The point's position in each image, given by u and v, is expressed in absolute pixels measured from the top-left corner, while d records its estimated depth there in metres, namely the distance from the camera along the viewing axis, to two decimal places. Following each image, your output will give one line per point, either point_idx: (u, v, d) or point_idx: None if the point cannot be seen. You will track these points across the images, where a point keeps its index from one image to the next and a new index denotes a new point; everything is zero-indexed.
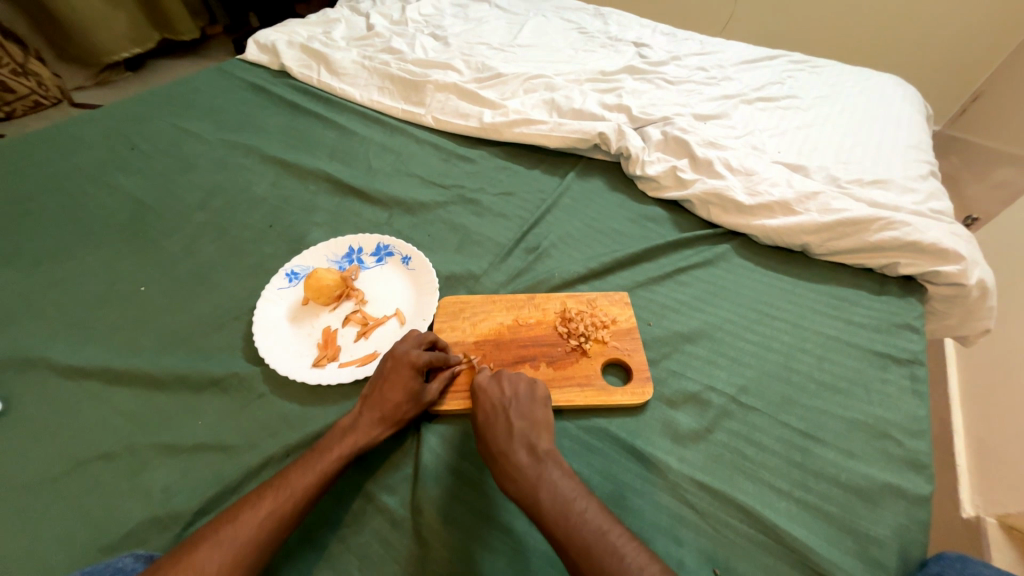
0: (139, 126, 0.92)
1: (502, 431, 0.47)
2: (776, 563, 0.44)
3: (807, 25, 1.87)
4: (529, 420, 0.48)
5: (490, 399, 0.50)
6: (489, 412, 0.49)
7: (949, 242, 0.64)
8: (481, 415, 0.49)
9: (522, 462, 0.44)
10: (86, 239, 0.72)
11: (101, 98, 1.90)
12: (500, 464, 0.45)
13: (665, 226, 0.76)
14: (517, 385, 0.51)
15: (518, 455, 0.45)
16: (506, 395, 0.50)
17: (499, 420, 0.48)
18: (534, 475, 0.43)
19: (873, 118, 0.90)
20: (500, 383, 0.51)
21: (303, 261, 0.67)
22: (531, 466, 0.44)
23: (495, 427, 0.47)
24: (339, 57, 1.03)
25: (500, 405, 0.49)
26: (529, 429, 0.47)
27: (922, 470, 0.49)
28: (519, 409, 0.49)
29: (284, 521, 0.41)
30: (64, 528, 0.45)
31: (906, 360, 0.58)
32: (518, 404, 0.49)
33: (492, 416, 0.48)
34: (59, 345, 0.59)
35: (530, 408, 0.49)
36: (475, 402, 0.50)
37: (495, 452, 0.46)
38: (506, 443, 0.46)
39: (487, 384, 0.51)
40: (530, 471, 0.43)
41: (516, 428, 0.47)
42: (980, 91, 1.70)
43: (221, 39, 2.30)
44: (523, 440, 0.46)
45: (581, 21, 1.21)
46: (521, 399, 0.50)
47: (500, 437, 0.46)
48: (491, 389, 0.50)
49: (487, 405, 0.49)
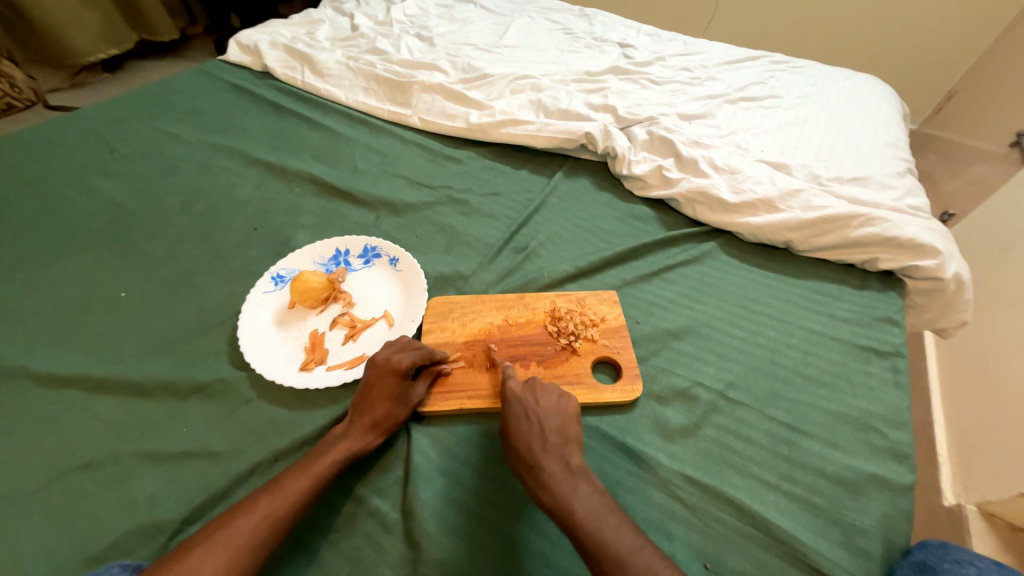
0: (117, 128, 0.90)
1: (536, 442, 0.46)
2: (766, 555, 0.44)
3: (787, 26, 1.90)
4: (562, 433, 0.47)
5: (523, 409, 0.49)
6: (523, 420, 0.48)
7: (927, 237, 0.66)
8: (513, 423, 0.48)
9: (556, 475, 0.44)
10: (64, 245, 0.70)
11: (77, 100, 1.86)
12: (533, 475, 0.44)
13: (652, 224, 0.77)
14: (550, 395, 0.50)
15: (552, 468, 0.44)
16: (539, 405, 0.49)
17: (532, 430, 0.47)
18: (569, 489, 0.43)
19: (852, 117, 0.92)
20: (533, 392, 0.50)
21: (289, 264, 0.66)
22: (565, 479, 0.44)
23: (528, 437, 0.47)
24: (323, 58, 1.02)
25: (534, 415, 0.48)
26: (563, 441, 0.46)
27: (904, 460, 0.50)
28: (552, 421, 0.48)
29: (279, 527, 0.41)
30: (45, 541, 0.44)
31: (887, 353, 0.60)
32: (551, 416, 0.48)
33: (526, 426, 0.47)
34: (36, 353, 0.57)
35: (563, 421, 0.48)
36: (506, 410, 0.49)
37: (528, 463, 0.45)
38: (540, 454, 0.45)
39: (520, 392, 0.50)
40: (564, 485, 0.43)
41: (551, 441, 0.46)
42: (954, 90, 1.75)
43: (202, 40, 2.26)
44: (557, 453, 0.45)
45: (566, 22, 1.22)
46: (555, 411, 0.49)
47: (534, 447, 0.46)
48: (525, 399, 0.49)
49: (520, 414, 0.48)
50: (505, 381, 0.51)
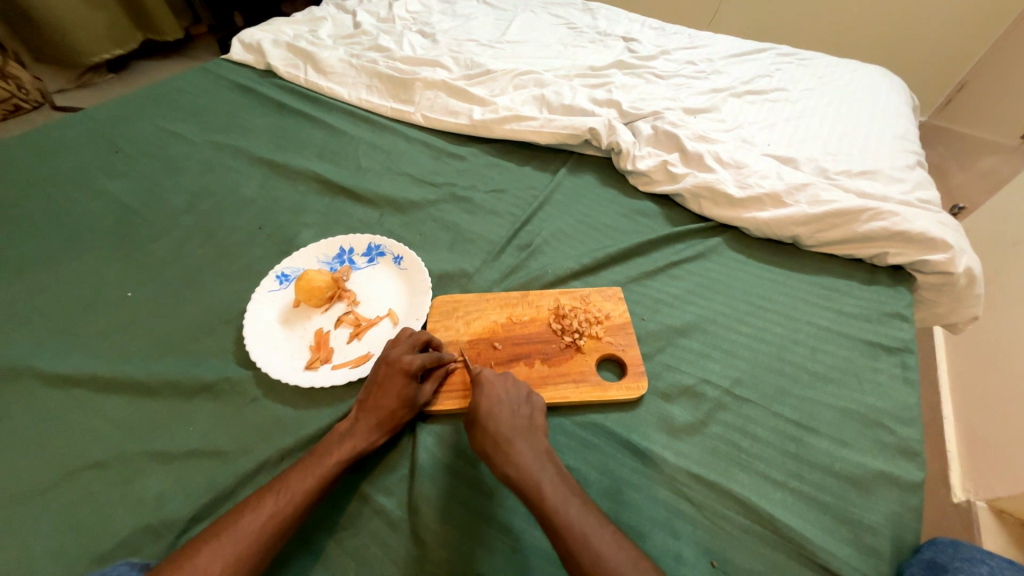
0: (122, 128, 0.91)
1: (506, 424, 0.46)
2: (773, 554, 0.44)
3: (794, 18, 1.88)
4: (530, 420, 0.48)
5: (494, 393, 0.49)
6: (493, 402, 0.48)
7: (937, 231, 0.65)
8: (482, 404, 0.48)
9: (525, 456, 0.44)
10: (70, 245, 0.71)
11: (83, 100, 1.87)
12: (502, 456, 0.44)
13: (657, 220, 0.76)
14: (520, 384, 0.51)
15: (521, 449, 0.44)
16: (509, 392, 0.50)
17: (502, 413, 0.47)
18: (538, 470, 0.43)
19: (860, 109, 0.91)
20: (504, 379, 0.51)
21: (294, 262, 0.66)
22: (534, 460, 0.44)
23: (498, 418, 0.47)
24: (326, 56, 1.02)
25: (504, 400, 0.48)
26: (531, 427, 0.47)
27: (914, 457, 0.50)
28: (521, 407, 0.48)
29: (285, 525, 0.41)
30: (56, 539, 0.44)
31: (896, 348, 0.59)
32: (520, 404, 0.49)
33: (496, 408, 0.47)
34: (44, 353, 0.58)
35: (532, 409, 0.49)
36: (476, 391, 0.49)
37: (497, 444, 0.45)
38: (510, 435, 0.45)
39: (491, 378, 0.50)
40: (533, 466, 0.43)
41: (520, 426, 0.46)
42: (965, 81, 1.72)
43: (206, 39, 2.26)
44: (525, 437, 0.46)
45: (569, 16, 1.21)
46: (524, 400, 0.49)
47: (503, 429, 0.46)
48: (496, 384, 0.50)
49: (490, 396, 0.48)
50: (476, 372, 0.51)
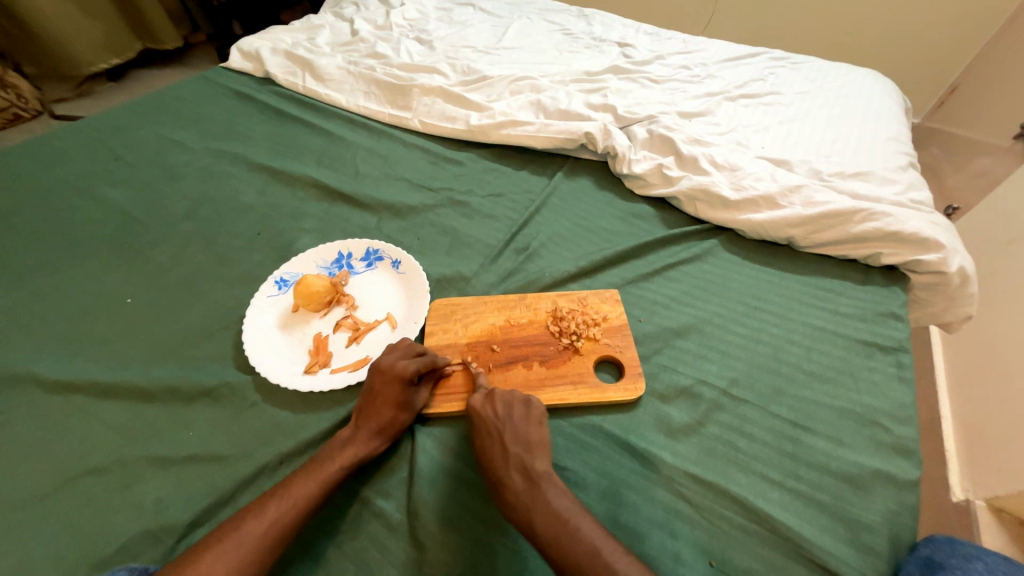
0: (122, 136, 0.91)
1: (497, 456, 0.46)
2: (771, 553, 0.44)
3: (787, 23, 1.90)
4: (524, 442, 0.47)
5: (484, 422, 0.49)
6: (484, 433, 0.48)
7: (930, 231, 0.66)
8: (476, 436, 0.49)
9: (517, 485, 0.44)
10: (71, 252, 0.71)
11: (83, 109, 1.88)
12: (496, 488, 0.45)
13: (653, 223, 0.77)
14: (513, 402, 0.50)
15: (514, 480, 0.45)
16: (500, 416, 0.49)
17: (493, 442, 0.47)
18: (530, 498, 0.43)
19: (853, 112, 0.92)
20: (494, 403, 0.50)
21: (293, 267, 0.67)
22: (528, 490, 0.44)
23: (490, 450, 0.47)
24: (324, 63, 1.03)
25: (495, 427, 0.48)
26: (526, 450, 0.46)
27: (910, 456, 0.50)
28: (514, 431, 0.48)
29: (288, 530, 0.41)
30: (56, 545, 0.44)
31: (891, 348, 0.59)
32: (512, 425, 0.48)
33: (487, 439, 0.48)
34: (44, 360, 0.58)
35: (525, 429, 0.48)
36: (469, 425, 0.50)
37: (492, 476, 0.46)
38: (501, 467, 0.46)
39: (482, 404, 0.50)
40: (525, 496, 0.43)
41: (511, 453, 0.46)
42: (957, 83, 1.74)
43: (205, 48, 2.28)
44: (519, 464, 0.45)
45: (565, 22, 1.22)
46: (517, 419, 0.48)
47: (495, 459, 0.46)
48: (486, 410, 0.49)
49: (481, 428, 0.48)
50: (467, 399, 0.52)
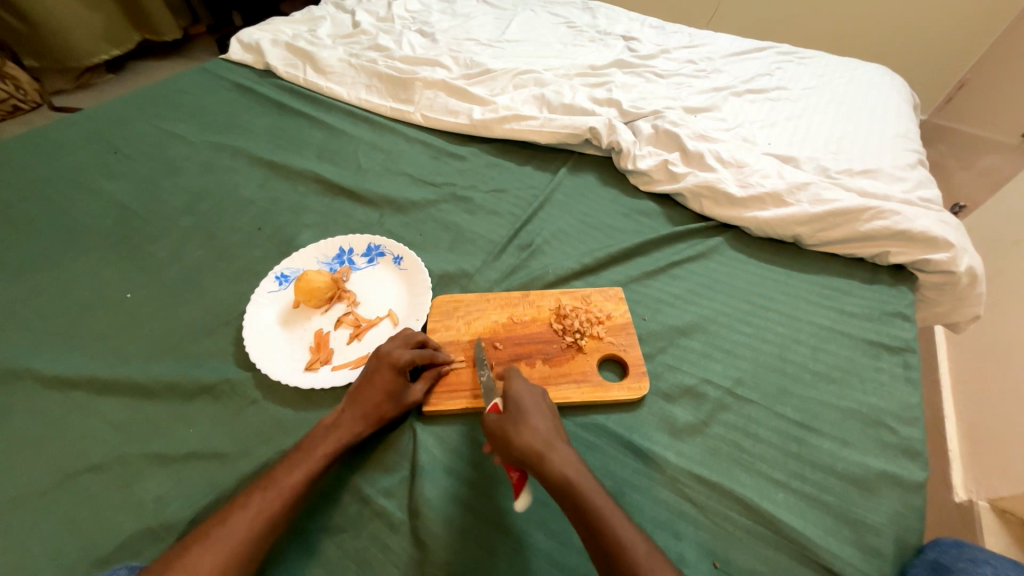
0: (121, 129, 0.90)
1: (550, 430, 0.45)
2: (776, 554, 0.44)
3: (793, 17, 1.87)
4: (562, 432, 0.46)
5: (532, 400, 0.47)
6: (534, 407, 0.46)
7: (939, 230, 0.65)
8: (525, 408, 0.46)
9: (574, 463, 0.42)
10: (70, 246, 0.71)
11: (82, 101, 1.87)
12: (551, 461, 0.42)
13: (658, 220, 0.76)
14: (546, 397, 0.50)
15: (569, 457, 0.43)
16: (542, 401, 0.48)
17: (544, 419, 0.45)
18: (586, 478, 0.42)
19: (861, 108, 0.91)
20: (534, 389, 0.49)
21: (293, 263, 0.66)
22: (581, 470, 0.42)
23: (542, 423, 0.45)
24: (325, 55, 1.01)
25: (543, 408, 0.47)
26: (566, 439, 0.46)
27: (916, 457, 0.49)
28: (555, 418, 0.47)
29: (273, 521, 0.41)
30: (56, 542, 0.44)
31: (898, 348, 0.59)
32: (554, 414, 0.48)
33: (537, 414, 0.46)
34: (43, 355, 0.58)
35: (559, 422, 0.48)
36: (517, 396, 0.47)
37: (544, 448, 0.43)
38: (557, 441, 0.44)
39: (524, 384, 0.49)
40: (582, 476, 0.42)
41: (560, 435, 0.45)
42: (966, 79, 1.72)
43: (204, 39, 2.26)
44: (567, 446, 0.44)
45: (569, 15, 1.20)
46: (554, 411, 0.48)
47: (548, 434, 0.44)
48: (530, 391, 0.48)
49: (531, 404, 0.47)
50: (506, 376, 0.50)
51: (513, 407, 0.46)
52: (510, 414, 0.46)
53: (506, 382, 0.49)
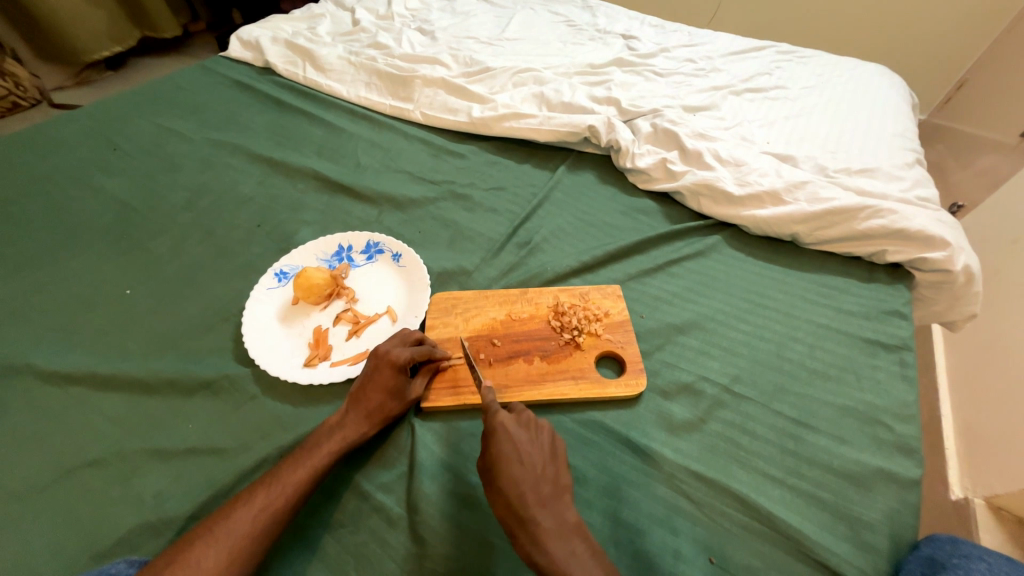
0: (120, 125, 0.90)
1: (530, 490, 0.42)
2: (772, 550, 0.44)
3: (793, 17, 1.88)
4: (553, 482, 0.44)
5: (516, 450, 0.44)
6: (516, 464, 0.43)
7: (936, 229, 0.65)
8: (504, 466, 0.43)
9: (552, 533, 0.40)
10: (69, 242, 0.71)
11: (82, 98, 1.87)
12: (526, 531, 0.40)
13: (657, 218, 0.76)
14: (542, 437, 0.46)
15: (547, 524, 0.41)
16: (531, 446, 0.45)
17: (526, 478, 0.42)
18: (566, 551, 0.39)
19: (860, 107, 0.91)
20: (527, 431, 0.46)
21: (293, 260, 0.66)
22: (561, 537, 0.40)
23: (522, 485, 0.42)
24: (324, 53, 1.01)
25: (528, 460, 0.44)
26: (556, 492, 0.43)
27: (912, 455, 0.50)
28: (544, 467, 0.44)
29: (277, 518, 0.41)
30: (54, 537, 0.44)
31: (894, 346, 0.59)
32: (543, 461, 0.44)
33: (516, 470, 0.43)
34: (42, 351, 0.58)
35: (554, 467, 0.45)
36: (497, 447, 0.44)
37: (521, 516, 0.41)
38: (535, 508, 0.41)
39: (514, 427, 0.46)
40: (562, 547, 0.40)
41: (544, 492, 0.42)
42: (964, 79, 1.73)
43: (204, 37, 2.25)
44: (551, 505, 0.42)
45: (569, 14, 1.21)
46: (546, 455, 0.45)
47: (527, 498, 0.42)
48: (520, 438, 0.45)
49: (513, 455, 0.44)
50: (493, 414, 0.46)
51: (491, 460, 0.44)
52: (487, 470, 0.44)
53: (491, 421, 0.46)
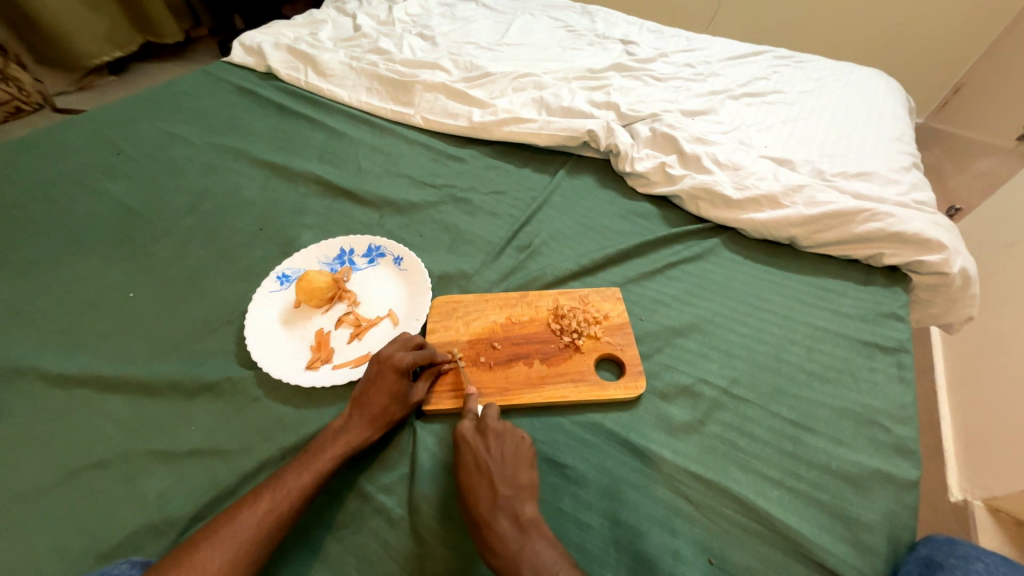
0: (124, 130, 0.91)
1: (484, 495, 0.43)
2: (770, 551, 0.44)
3: (790, 22, 1.89)
4: (513, 484, 0.44)
5: (473, 457, 0.46)
6: (471, 471, 0.45)
7: (932, 232, 0.66)
8: (461, 474, 0.45)
9: (505, 534, 0.41)
10: (73, 247, 0.71)
11: (85, 103, 1.87)
12: (480, 533, 0.41)
13: (655, 222, 0.77)
14: (502, 439, 0.47)
15: (501, 526, 0.41)
16: (489, 452, 0.46)
17: (481, 483, 0.44)
18: (518, 550, 0.40)
19: (856, 111, 0.92)
20: (486, 437, 0.47)
21: (294, 263, 0.67)
22: (515, 538, 0.41)
23: (477, 490, 0.44)
24: (326, 58, 1.02)
25: (485, 465, 0.45)
26: (514, 493, 0.44)
27: (909, 456, 0.50)
28: (503, 470, 0.45)
29: (282, 520, 0.42)
30: (58, 539, 0.44)
31: (892, 348, 0.59)
32: (501, 465, 0.45)
33: (470, 476, 0.45)
34: (47, 354, 0.58)
35: (515, 469, 0.45)
36: (457, 457, 0.47)
37: (477, 518, 0.42)
38: (489, 511, 0.42)
39: (471, 436, 0.47)
40: (513, 546, 0.40)
41: (500, 494, 0.43)
42: (961, 83, 1.74)
43: (206, 42, 2.27)
44: (507, 507, 0.43)
45: (568, 19, 1.22)
46: (505, 458, 0.46)
47: (481, 502, 0.43)
48: (477, 445, 0.47)
49: (470, 463, 0.45)
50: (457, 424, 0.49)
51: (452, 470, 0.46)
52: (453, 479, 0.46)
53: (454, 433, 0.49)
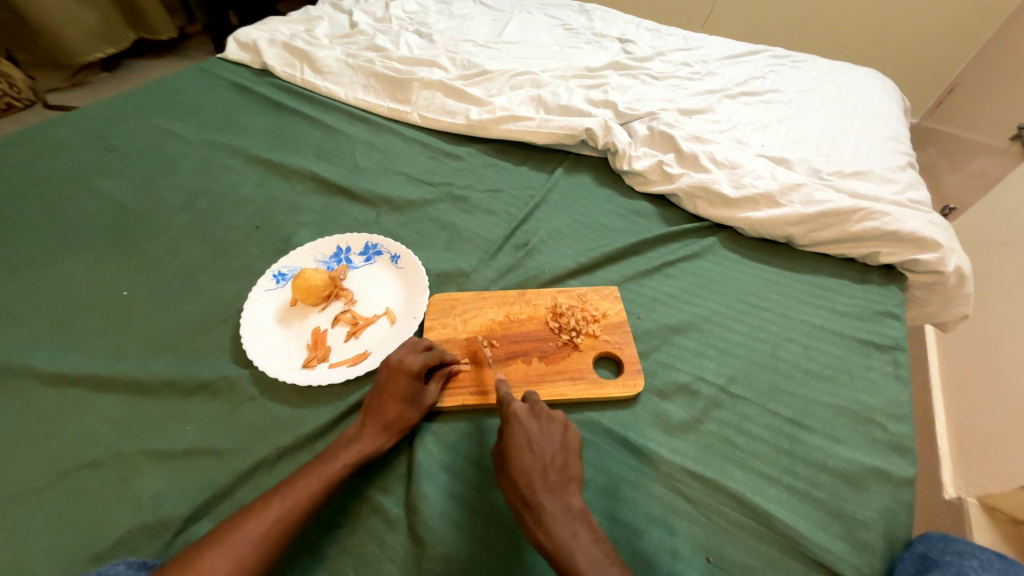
0: (118, 127, 0.90)
1: (536, 476, 0.43)
2: (768, 549, 0.45)
3: (786, 22, 1.90)
4: (563, 471, 0.44)
5: (526, 438, 0.45)
6: (525, 451, 0.44)
7: (928, 231, 0.66)
8: (514, 453, 0.44)
9: (556, 516, 0.41)
10: (66, 244, 0.70)
11: (78, 99, 1.85)
12: (531, 513, 0.41)
13: (653, 220, 0.77)
14: (556, 429, 0.47)
15: (553, 508, 0.41)
16: (542, 438, 0.46)
17: (535, 465, 0.44)
18: (569, 533, 0.40)
19: (852, 111, 0.92)
20: (539, 423, 0.47)
21: (291, 261, 0.66)
22: (566, 521, 0.41)
23: (529, 471, 0.43)
24: (322, 55, 1.02)
25: (539, 449, 0.45)
26: (565, 481, 0.44)
27: (905, 454, 0.50)
28: (555, 456, 0.45)
29: (290, 529, 0.41)
30: (51, 540, 0.44)
31: (888, 346, 0.60)
32: (553, 452, 0.45)
33: (523, 456, 0.44)
34: (40, 353, 0.57)
35: (565, 457, 0.45)
36: (508, 436, 0.46)
37: (527, 498, 0.42)
38: (542, 492, 0.42)
39: (525, 418, 0.47)
40: (564, 528, 0.40)
41: (552, 478, 0.43)
42: (955, 83, 1.75)
43: (201, 39, 2.25)
44: (558, 492, 0.42)
45: (566, 17, 1.21)
46: (557, 446, 0.46)
47: (535, 483, 0.43)
48: (530, 427, 0.46)
49: (523, 443, 0.45)
50: (506, 402, 0.48)
51: (501, 446, 0.46)
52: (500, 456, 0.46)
53: (503, 411, 0.48)
